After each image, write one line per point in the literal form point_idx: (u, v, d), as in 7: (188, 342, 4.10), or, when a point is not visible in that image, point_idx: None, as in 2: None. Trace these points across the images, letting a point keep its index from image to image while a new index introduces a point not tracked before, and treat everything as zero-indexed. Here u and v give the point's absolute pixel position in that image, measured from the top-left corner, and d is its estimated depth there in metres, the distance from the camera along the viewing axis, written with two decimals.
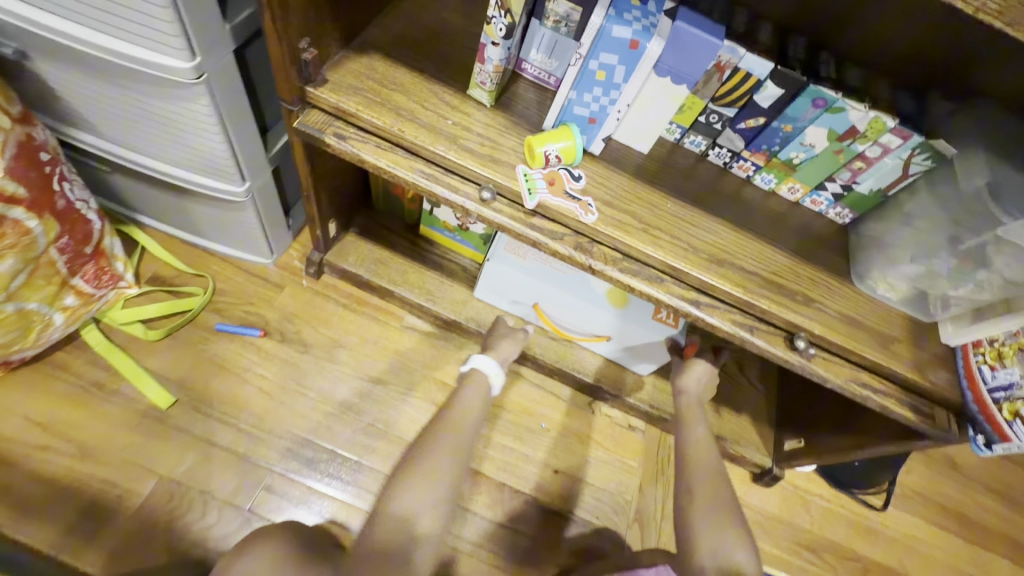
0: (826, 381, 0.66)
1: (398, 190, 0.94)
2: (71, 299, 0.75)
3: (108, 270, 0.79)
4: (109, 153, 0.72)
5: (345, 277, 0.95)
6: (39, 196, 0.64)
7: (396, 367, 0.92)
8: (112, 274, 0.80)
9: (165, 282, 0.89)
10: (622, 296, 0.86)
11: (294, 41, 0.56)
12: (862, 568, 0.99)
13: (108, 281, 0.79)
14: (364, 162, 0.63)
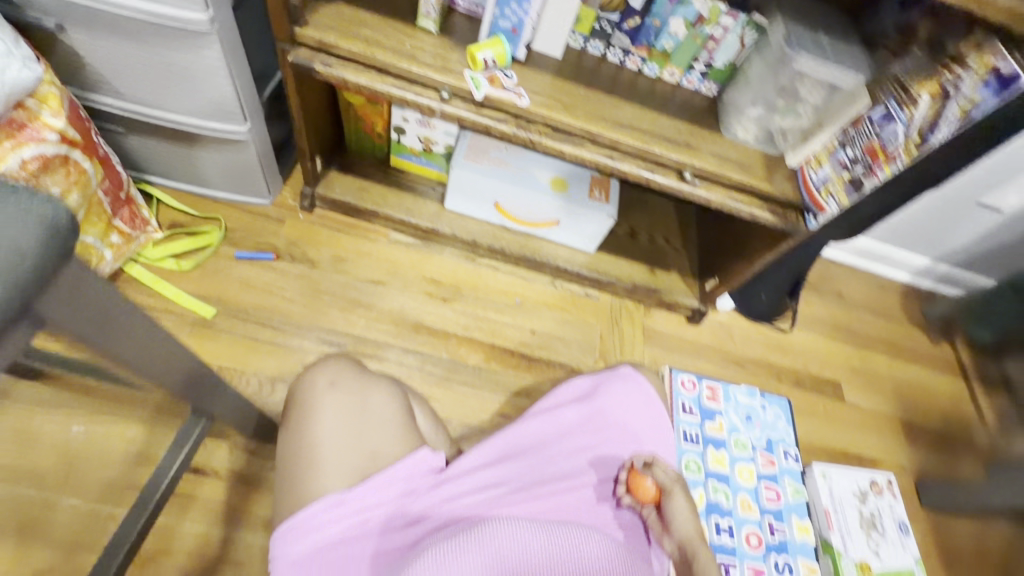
0: (710, 202, 0.91)
1: (367, 129, 1.12)
2: (115, 237, 0.92)
3: (140, 215, 0.94)
4: (129, 111, 0.88)
5: (335, 206, 1.14)
6: (87, 142, 0.80)
7: (390, 271, 1.13)
8: (142, 219, 0.96)
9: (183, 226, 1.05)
10: (561, 182, 1.11)
11: None
12: (776, 373, 1.28)
13: (140, 224, 0.95)
14: (347, 81, 0.82)
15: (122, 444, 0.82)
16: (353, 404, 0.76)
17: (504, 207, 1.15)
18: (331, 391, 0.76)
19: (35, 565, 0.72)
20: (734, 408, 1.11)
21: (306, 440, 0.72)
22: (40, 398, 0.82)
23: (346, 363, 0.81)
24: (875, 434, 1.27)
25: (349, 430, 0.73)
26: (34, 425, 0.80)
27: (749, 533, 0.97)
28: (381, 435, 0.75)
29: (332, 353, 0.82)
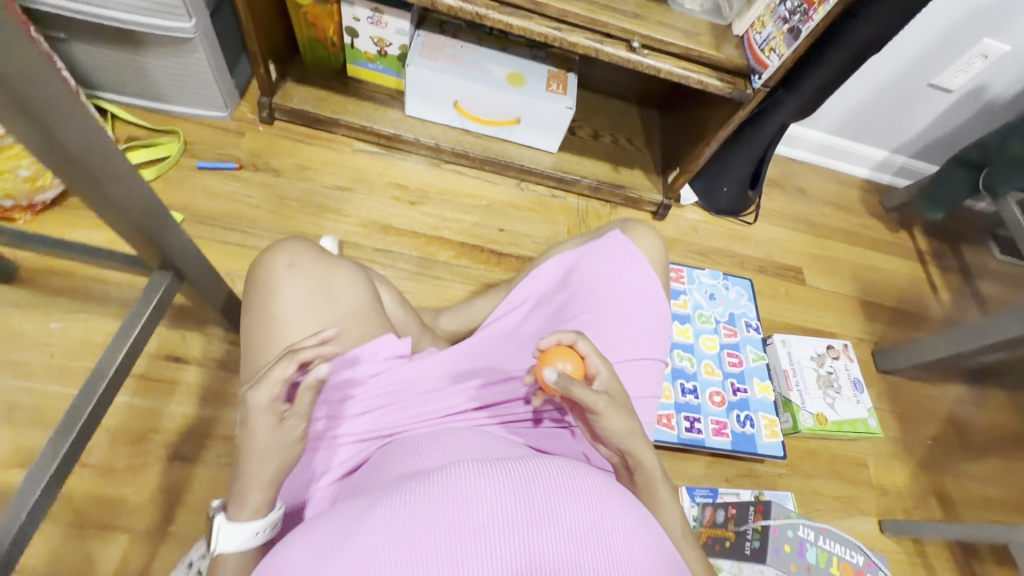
0: (660, 72, 0.93)
1: (319, 37, 1.11)
2: None
3: None
4: (66, 11, 0.86)
5: (295, 117, 1.13)
6: None
7: (355, 178, 1.14)
8: None
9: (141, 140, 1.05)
10: (518, 77, 1.11)
11: None
12: (740, 261, 1.34)
13: None
14: None
15: (102, 338, 0.84)
16: (317, 287, 0.65)
17: (464, 108, 1.16)
18: (290, 275, 0.65)
19: (30, 444, 0.76)
20: (699, 288, 1.16)
21: (269, 321, 0.63)
22: (16, 299, 0.83)
23: (308, 245, 0.69)
24: (834, 312, 1.34)
25: (316, 313, 0.64)
26: (12, 323, 0.82)
27: (711, 393, 1.04)
28: (352, 318, 0.66)
29: (292, 236, 0.70)
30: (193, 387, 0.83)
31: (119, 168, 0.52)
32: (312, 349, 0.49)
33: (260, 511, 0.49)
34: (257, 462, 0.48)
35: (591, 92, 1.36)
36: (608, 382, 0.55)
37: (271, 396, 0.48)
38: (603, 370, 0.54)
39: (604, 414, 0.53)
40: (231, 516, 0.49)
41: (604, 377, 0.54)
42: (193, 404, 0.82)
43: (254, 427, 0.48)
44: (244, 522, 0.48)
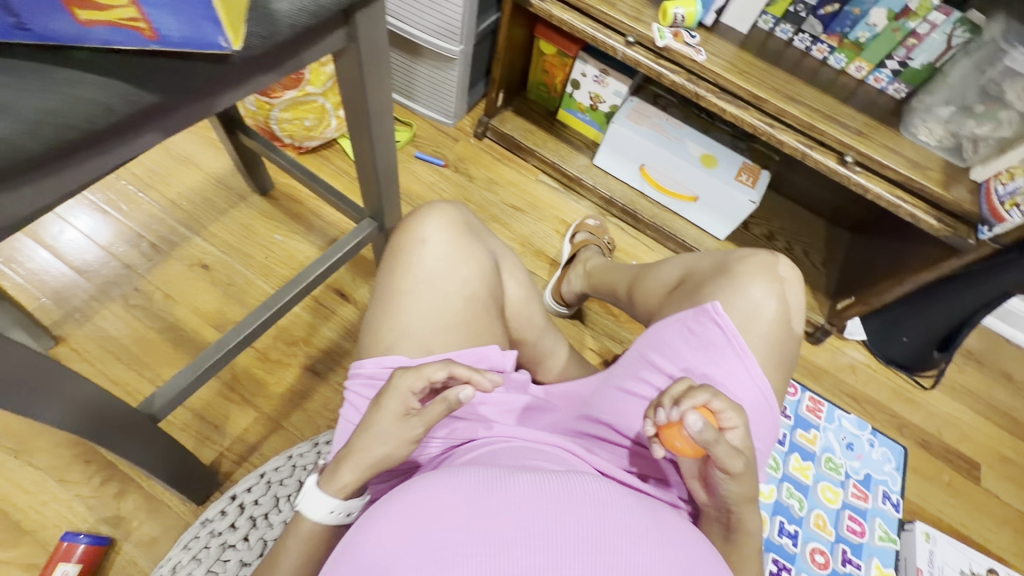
0: (868, 192, 0.89)
1: (547, 80, 1.27)
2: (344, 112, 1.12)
3: None
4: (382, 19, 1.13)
5: (502, 139, 1.30)
6: None
7: (529, 202, 1.26)
8: None
9: None
10: (711, 158, 1.14)
11: None
12: (898, 424, 1.15)
13: None
14: (552, 16, 0.97)
15: (302, 259, 1.04)
16: (440, 273, 0.68)
17: (647, 172, 1.22)
18: (421, 256, 0.69)
19: (226, 315, 0.97)
20: (836, 432, 1.03)
21: (392, 295, 0.68)
22: (262, 209, 1.08)
23: (449, 224, 0.73)
24: (1010, 535, 1.07)
25: (432, 299, 0.66)
26: (252, 225, 1.06)
27: (814, 549, 0.90)
28: (464, 311, 0.67)
29: (433, 209, 0.74)
30: (344, 321, 0.98)
31: (378, 158, 0.64)
32: (467, 369, 0.50)
33: (346, 492, 0.52)
34: (374, 442, 0.51)
35: (779, 195, 1.32)
36: (742, 440, 0.49)
37: (406, 393, 0.51)
38: (737, 428, 0.48)
39: (729, 476, 0.48)
40: (321, 485, 0.52)
41: (737, 436, 0.48)
42: (339, 334, 0.97)
43: (384, 407, 0.51)
44: (326, 496, 0.52)
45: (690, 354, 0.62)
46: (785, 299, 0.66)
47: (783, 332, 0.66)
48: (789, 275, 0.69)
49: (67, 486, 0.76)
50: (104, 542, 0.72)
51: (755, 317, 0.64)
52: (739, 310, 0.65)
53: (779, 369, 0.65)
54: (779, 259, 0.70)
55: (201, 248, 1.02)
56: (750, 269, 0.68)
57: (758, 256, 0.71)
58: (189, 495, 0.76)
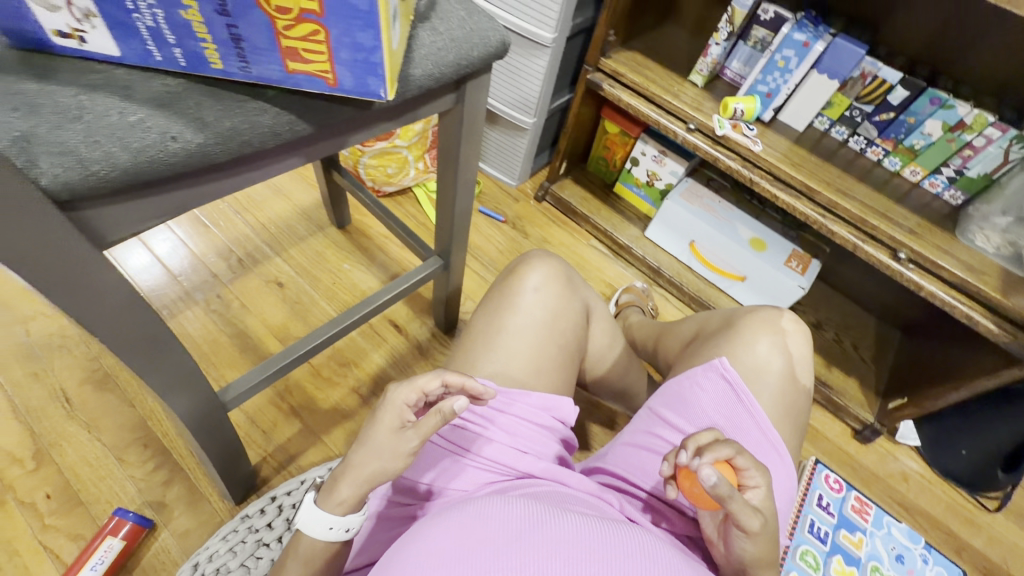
0: (922, 289, 0.89)
1: (608, 156, 1.37)
2: (421, 164, 1.24)
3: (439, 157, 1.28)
4: None
5: (559, 203, 1.39)
6: None
7: (579, 264, 1.32)
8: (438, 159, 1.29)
9: None
10: (760, 242, 1.18)
11: (606, 31, 1.03)
12: (956, 544, 1.05)
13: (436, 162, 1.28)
14: (620, 100, 1.08)
15: (365, 290, 1.13)
16: (545, 320, 0.75)
17: (697, 249, 1.26)
18: (531, 300, 0.75)
19: (289, 330, 1.05)
20: (883, 538, 0.96)
21: (495, 330, 0.73)
22: (337, 240, 1.19)
23: (556, 277, 0.79)
24: None
25: (536, 343, 0.72)
26: (325, 253, 1.17)
27: None
28: (558, 357, 0.74)
29: (545, 259, 0.80)
30: (393, 351, 1.04)
31: (457, 205, 0.73)
32: (459, 376, 0.55)
33: (344, 507, 0.54)
34: (369, 458, 0.53)
35: (828, 287, 1.33)
36: (763, 500, 0.49)
37: (399, 409, 0.53)
38: (757, 489, 0.49)
39: (748, 538, 0.48)
40: (323, 500, 0.55)
41: (759, 496, 0.49)
42: (387, 363, 1.02)
43: (379, 423, 0.53)
44: (328, 512, 0.54)
45: (708, 413, 0.65)
46: (787, 351, 0.72)
47: (790, 386, 0.71)
48: (792, 328, 0.76)
49: (125, 466, 0.82)
50: (147, 524, 0.76)
51: (764, 370, 0.70)
52: (745, 364, 0.71)
53: (790, 425, 0.69)
54: (782, 314, 0.77)
55: (278, 268, 1.13)
56: (754, 325, 0.75)
57: (760, 312, 0.78)
58: (229, 493, 0.80)
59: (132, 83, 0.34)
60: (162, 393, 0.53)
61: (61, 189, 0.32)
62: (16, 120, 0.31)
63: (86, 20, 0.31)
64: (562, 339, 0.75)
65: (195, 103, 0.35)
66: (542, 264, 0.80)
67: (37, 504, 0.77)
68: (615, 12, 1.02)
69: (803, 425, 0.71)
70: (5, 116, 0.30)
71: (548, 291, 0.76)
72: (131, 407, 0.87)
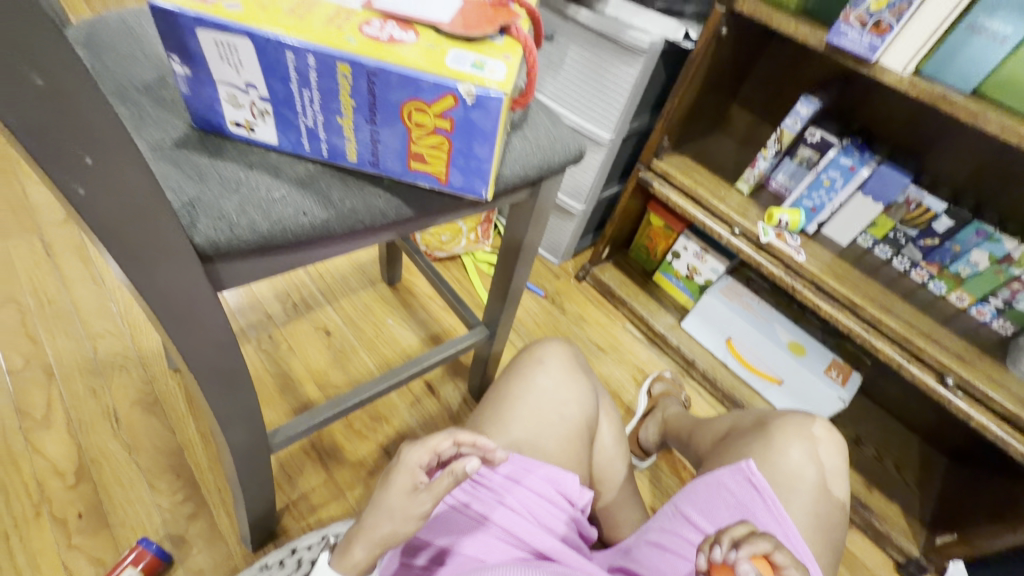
0: (971, 419, 0.87)
1: (650, 245, 1.42)
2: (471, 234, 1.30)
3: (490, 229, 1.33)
4: None
5: (598, 284, 1.43)
6: None
7: (614, 347, 1.34)
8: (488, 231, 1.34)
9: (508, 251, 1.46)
10: (799, 346, 1.18)
11: (660, 137, 1.12)
12: None
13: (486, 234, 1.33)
14: (669, 199, 1.14)
15: (404, 346, 1.17)
16: (549, 394, 0.80)
17: (734, 345, 1.27)
18: (538, 375, 0.82)
19: (329, 377, 1.09)
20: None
21: (504, 399, 0.79)
22: (385, 295, 1.25)
23: (566, 358, 0.86)
24: None
25: (537, 415, 0.77)
26: (373, 306, 1.23)
27: None
28: (560, 432, 0.77)
29: (557, 342, 0.87)
30: (425, 410, 1.05)
31: (513, 283, 0.77)
32: (471, 434, 0.57)
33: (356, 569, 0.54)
34: (382, 519, 0.53)
35: (868, 400, 1.29)
36: None
37: (411, 468, 0.54)
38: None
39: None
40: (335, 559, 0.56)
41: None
42: (417, 421, 1.03)
43: (393, 484, 0.54)
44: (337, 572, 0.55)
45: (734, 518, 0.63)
46: (820, 461, 0.71)
47: (824, 498, 0.69)
48: (825, 435, 0.75)
49: (156, 493, 0.84)
50: (166, 558, 0.76)
51: (797, 480, 0.69)
52: (781, 473, 0.69)
53: (824, 537, 0.66)
54: (815, 420, 0.76)
55: (327, 315, 1.19)
56: (787, 429, 0.74)
57: (795, 415, 0.78)
58: (249, 537, 0.80)
59: (281, 164, 0.41)
60: (225, 427, 0.57)
61: (208, 246, 0.38)
62: (190, 188, 0.38)
63: (260, 116, 0.39)
64: (568, 414, 0.79)
65: (326, 184, 0.42)
66: (552, 346, 0.87)
67: (67, 521, 0.79)
68: (670, 122, 1.11)
69: (840, 536, 0.68)
70: (182, 184, 0.37)
71: (556, 369, 0.83)
72: (171, 434, 0.90)
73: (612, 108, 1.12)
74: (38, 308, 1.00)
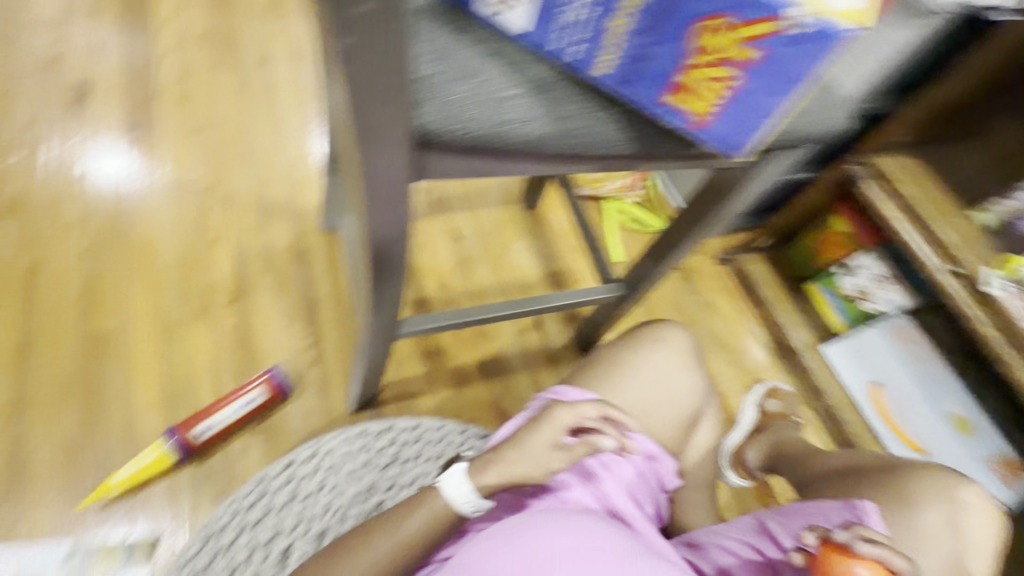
0: None
1: (818, 249, 1.21)
2: (622, 181, 1.25)
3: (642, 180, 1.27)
4: None
5: (741, 275, 1.29)
6: None
7: (736, 346, 1.22)
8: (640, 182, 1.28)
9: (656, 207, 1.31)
10: (969, 423, 1.01)
11: (889, 124, 0.92)
12: None
13: (637, 184, 1.27)
14: (878, 208, 0.94)
15: (523, 275, 1.16)
16: (659, 378, 0.75)
17: (881, 394, 1.10)
18: (651, 355, 0.76)
19: (448, 282, 1.11)
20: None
21: (612, 368, 0.74)
22: (518, 218, 1.23)
23: (682, 340, 0.79)
24: None
25: (645, 394, 0.73)
26: (504, 226, 1.21)
27: None
28: (664, 419, 0.74)
29: (677, 321, 0.80)
30: (527, 344, 1.05)
31: None
32: (616, 412, 0.58)
33: (484, 490, 0.56)
34: (519, 462, 0.56)
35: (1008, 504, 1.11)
36: None
37: (559, 429, 0.57)
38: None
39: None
40: (470, 470, 0.57)
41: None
42: (517, 350, 1.03)
43: (534, 438, 0.57)
44: (467, 483, 0.55)
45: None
46: (959, 533, 0.61)
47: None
48: (976, 503, 0.63)
49: (289, 333, 0.92)
50: (285, 392, 0.85)
51: (928, 543, 0.60)
52: (905, 531, 0.61)
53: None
54: (965, 480, 0.64)
55: (460, 222, 1.19)
56: (925, 485, 0.64)
57: (937, 469, 0.66)
58: (352, 401, 0.87)
59: (506, 67, 0.45)
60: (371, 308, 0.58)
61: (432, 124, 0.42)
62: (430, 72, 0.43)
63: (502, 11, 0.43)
64: (675, 401, 0.75)
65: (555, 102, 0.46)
66: (672, 327, 0.79)
67: (219, 331, 0.90)
68: (924, 112, 0.91)
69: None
70: (426, 67, 0.42)
71: (674, 354, 0.77)
72: (307, 287, 0.98)
73: (878, 57, 0.94)
74: (227, 140, 1.09)
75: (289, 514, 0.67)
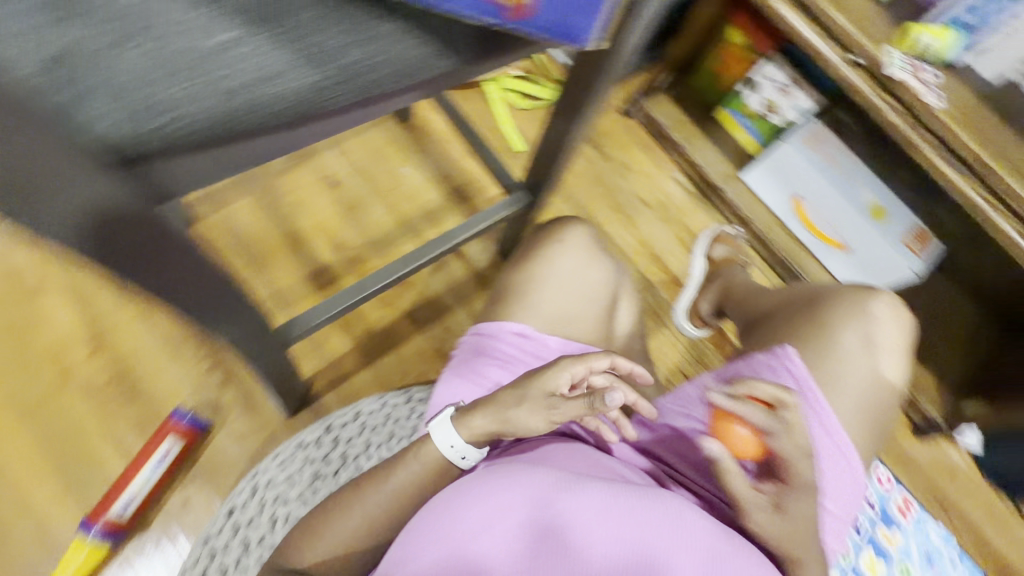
0: None
1: (721, 69, 1.12)
2: None
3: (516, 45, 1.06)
4: None
5: (651, 123, 1.19)
6: None
7: (660, 201, 1.17)
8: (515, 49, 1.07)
9: (544, 70, 1.16)
10: (880, 211, 1.05)
11: None
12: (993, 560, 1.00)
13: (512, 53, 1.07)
14: (770, 8, 0.83)
15: (427, 203, 1.03)
16: (569, 275, 0.67)
17: (801, 206, 1.11)
18: (552, 256, 0.68)
19: (344, 237, 0.97)
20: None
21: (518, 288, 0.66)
22: (398, 136, 1.05)
23: (585, 232, 0.71)
24: None
25: (557, 303, 0.65)
26: (385, 151, 1.04)
27: None
28: (587, 315, 0.66)
29: (576, 216, 0.73)
30: (453, 277, 0.96)
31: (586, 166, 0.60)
32: (630, 362, 0.54)
33: (473, 437, 0.53)
34: (515, 405, 0.52)
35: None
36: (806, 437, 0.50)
37: (570, 377, 0.52)
38: (806, 456, 0.50)
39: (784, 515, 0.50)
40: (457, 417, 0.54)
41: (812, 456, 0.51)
42: (445, 287, 0.95)
43: (533, 385, 0.52)
44: (455, 432, 0.53)
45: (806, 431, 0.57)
46: (875, 346, 0.61)
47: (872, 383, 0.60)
48: (886, 314, 0.63)
49: (186, 366, 0.80)
50: (202, 426, 0.75)
51: (847, 369, 0.60)
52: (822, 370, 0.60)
53: (873, 425, 0.59)
54: (879, 297, 0.64)
55: (333, 162, 1.01)
56: (837, 313, 0.63)
57: (847, 292, 0.66)
58: (282, 406, 0.79)
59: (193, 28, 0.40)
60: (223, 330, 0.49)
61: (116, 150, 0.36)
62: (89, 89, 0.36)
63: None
64: (589, 302, 0.67)
65: (323, 49, 0.42)
66: (579, 230, 0.70)
67: (99, 386, 0.76)
68: None
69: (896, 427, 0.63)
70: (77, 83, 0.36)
71: (578, 254, 0.69)
72: None
73: None
74: None
75: (246, 566, 0.59)
